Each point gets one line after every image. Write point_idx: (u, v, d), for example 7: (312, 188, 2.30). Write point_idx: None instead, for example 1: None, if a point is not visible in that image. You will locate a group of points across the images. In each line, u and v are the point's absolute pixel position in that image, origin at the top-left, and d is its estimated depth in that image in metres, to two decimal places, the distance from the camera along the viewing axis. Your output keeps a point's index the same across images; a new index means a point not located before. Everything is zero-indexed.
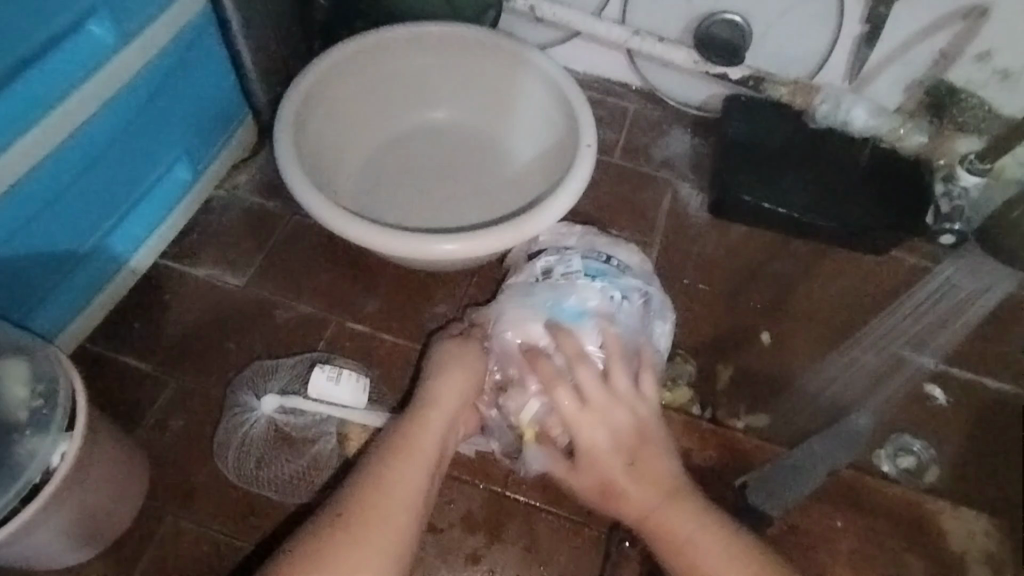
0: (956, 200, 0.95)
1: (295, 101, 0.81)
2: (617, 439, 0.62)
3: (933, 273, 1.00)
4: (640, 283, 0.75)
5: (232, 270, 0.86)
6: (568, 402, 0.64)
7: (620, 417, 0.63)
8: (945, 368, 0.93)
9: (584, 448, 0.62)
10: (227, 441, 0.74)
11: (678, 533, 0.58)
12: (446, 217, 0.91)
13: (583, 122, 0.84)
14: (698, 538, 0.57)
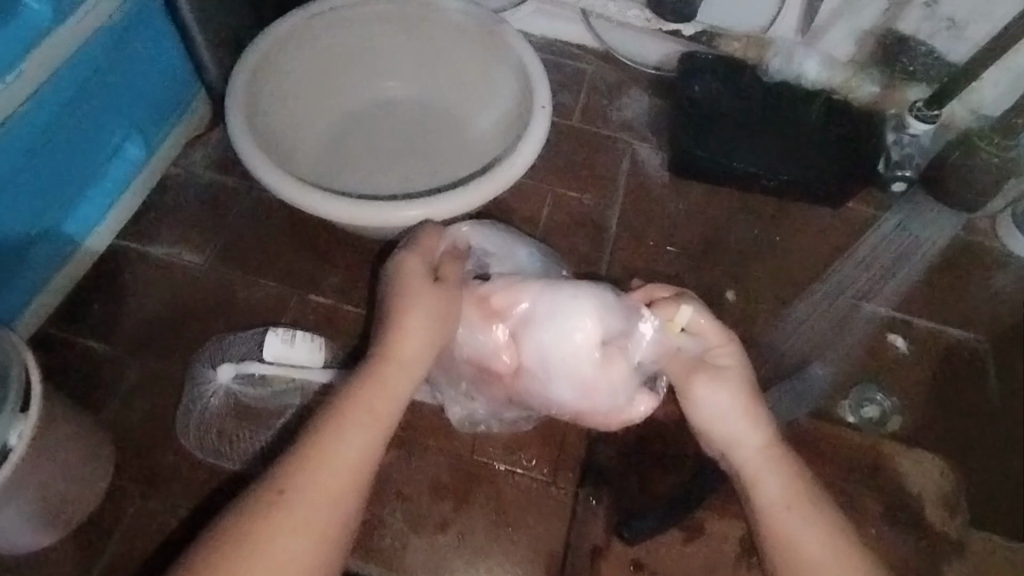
0: (906, 147, 0.96)
1: (245, 75, 0.80)
2: (750, 410, 0.58)
3: (885, 221, 1.02)
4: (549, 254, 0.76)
5: (190, 249, 0.86)
6: (706, 390, 0.59)
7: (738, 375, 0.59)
8: (899, 317, 0.95)
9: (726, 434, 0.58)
10: (188, 416, 0.75)
11: (774, 500, 0.55)
12: (406, 184, 0.90)
13: (537, 84, 0.84)
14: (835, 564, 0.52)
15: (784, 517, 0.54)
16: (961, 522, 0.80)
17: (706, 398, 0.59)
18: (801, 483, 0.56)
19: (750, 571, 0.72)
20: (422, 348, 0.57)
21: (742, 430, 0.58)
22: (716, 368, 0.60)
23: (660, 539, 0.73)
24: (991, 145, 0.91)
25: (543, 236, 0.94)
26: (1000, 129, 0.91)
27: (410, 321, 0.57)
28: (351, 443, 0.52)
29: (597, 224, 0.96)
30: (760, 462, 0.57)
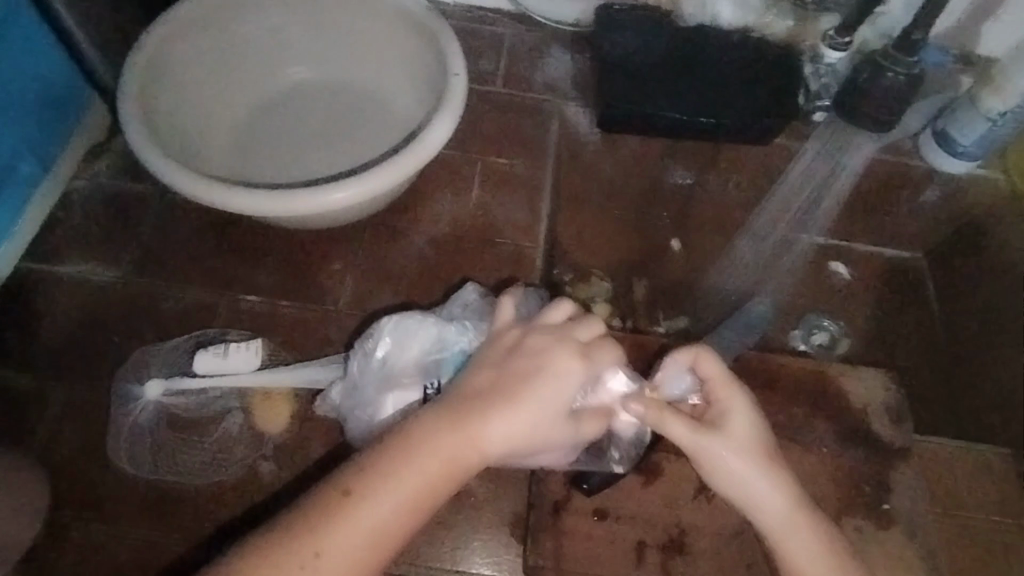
0: (823, 77, 0.98)
1: (138, 67, 0.78)
2: (774, 467, 0.57)
3: (802, 150, 1.03)
4: (402, 351, 0.69)
5: (107, 263, 0.84)
6: (713, 440, 0.57)
7: (751, 432, 0.58)
8: (833, 243, 0.98)
9: (752, 503, 0.56)
10: (116, 434, 0.73)
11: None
12: (322, 167, 0.88)
13: (450, 51, 0.83)
14: None
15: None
16: (907, 432, 0.82)
17: (725, 461, 0.57)
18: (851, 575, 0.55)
19: (709, 503, 0.75)
20: (546, 406, 0.53)
21: (766, 493, 0.56)
22: (722, 425, 0.58)
23: (621, 486, 0.75)
24: (896, 64, 0.92)
25: (478, 205, 0.92)
26: (898, 44, 0.92)
27: (532, 372, 0.54)
28: (408, 480, 0.50)
29: (531, 188, 0.94)
30: (793, 536, 0.55)
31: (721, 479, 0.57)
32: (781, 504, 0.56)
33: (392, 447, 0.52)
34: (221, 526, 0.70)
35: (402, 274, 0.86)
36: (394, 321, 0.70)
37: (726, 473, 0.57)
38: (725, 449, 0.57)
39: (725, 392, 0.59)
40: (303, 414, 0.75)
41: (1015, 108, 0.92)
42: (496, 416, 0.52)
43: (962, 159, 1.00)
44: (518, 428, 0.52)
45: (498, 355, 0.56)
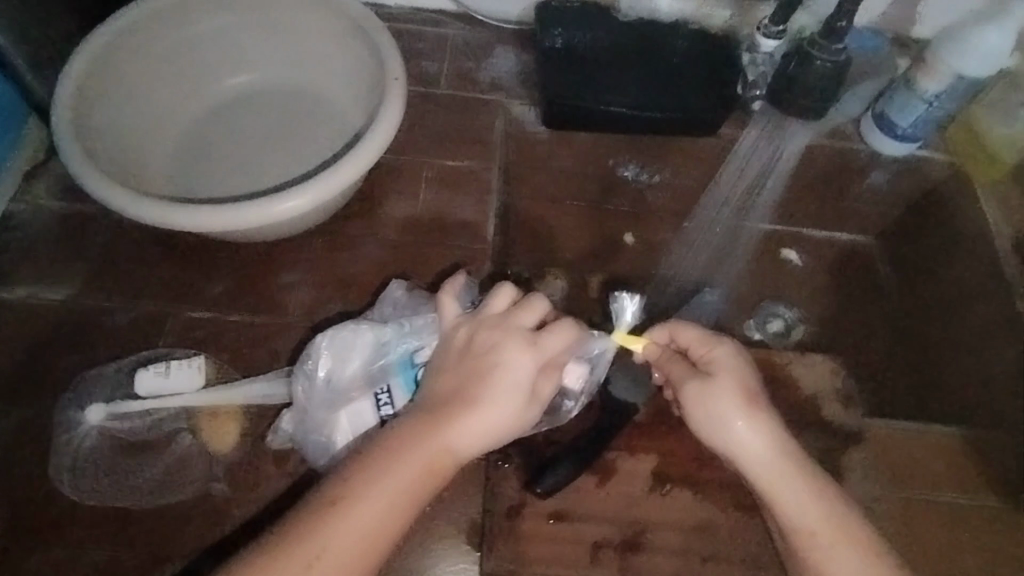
0: (760, 66, 0.96)
1: (70, 87, 0.76)
2: (748, 406, 0.67)
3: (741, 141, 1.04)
4: (343, 364, 0.69)
5: (47, 285, 0.82)
6: (691, 385, 0.69)
7: (741, 372, 0.69)
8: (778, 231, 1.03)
9: (731, 448, 0.67)
10: (60, 461, 0.72)
11: (803, 526, 0.63)
12: (266, 175, 0.87)
13: (389, 55, 0.82)
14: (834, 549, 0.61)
15: (809, 538, 0.62)
16: (857, 415, 0.84)
17: (711, 404, 0.68)
18: (835, 506, 0.64)
19: (665, 498, 0.76)
20: (505, 399, 0.61)
21: (747, 435, 0.66)
22: (709, 371, 0.69)
23: (576, 486, 0.75)
24: (822, 52, 0.83)
25: (427, 207, 0.90)
26: (823, 32, 0.83)
27: (489, 371, 0.62)
28: (393, 478, 0.57)
29: (478, 188, 0.92)
30: (776, 470, 0.65)
31: (710, 417, 0.68)
32: (759, 440, 0.66)
33: (374, 454, 0.59)
34: (167, 553, 0.69)
35: (351, 282, 0.84)
36: (328, 337, 0.70)
37: (710, 411, 0.68)
38: (713, 391, 0.68)
39: (708, 347, 0.70)
40: (253, 432, 0.74)
41: (950, 88, 0.94)
42: (465, 413, 0.60)
43: (903, 142, 1.01)
44: (486, 421, 0.60)
45: (456, 359, 0.64)
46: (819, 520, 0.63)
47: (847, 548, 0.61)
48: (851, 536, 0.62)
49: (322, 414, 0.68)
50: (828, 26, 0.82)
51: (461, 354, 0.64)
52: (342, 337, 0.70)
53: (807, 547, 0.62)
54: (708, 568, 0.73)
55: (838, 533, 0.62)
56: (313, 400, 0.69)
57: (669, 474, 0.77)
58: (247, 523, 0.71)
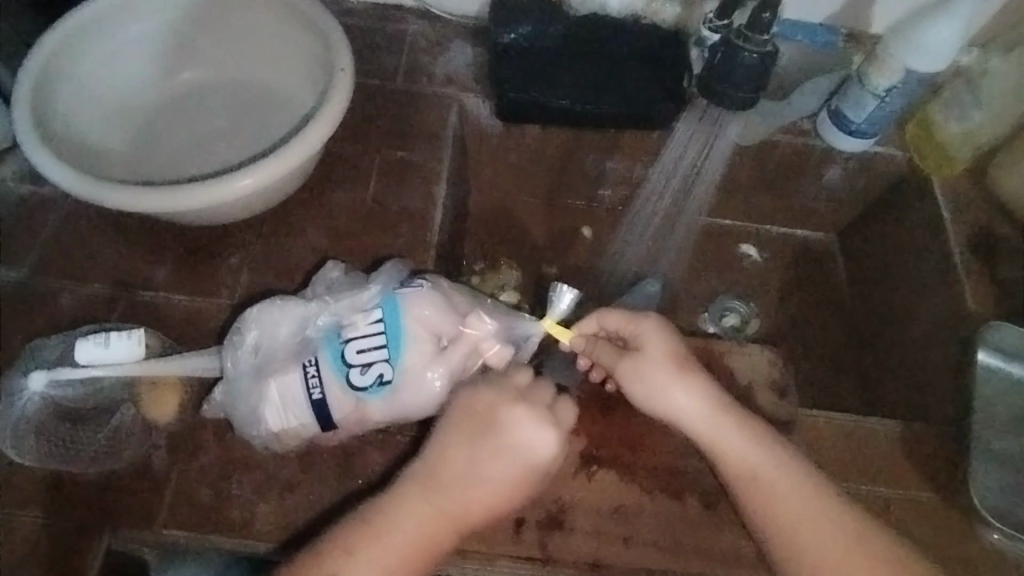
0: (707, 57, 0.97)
1: (30, 75, 0.81)
2: (681, 372, 0.72)
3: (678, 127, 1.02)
4: (270, 336, 0.74)
5: (8, 264, 0.87)
6: (616, 360, 0.74)
7: (662, 341, 0.73)
8: (734, 228, 1.13)
9: (670, 417, 0.72)
10: (2, 425, 0.75)
11: (749, 472, 0.69)
12: (220, 162, 0.91)
13: (337, 47, 0.86)
14: (807, 525, 0.66)
15: (757, 482, 0.69)
16: (790, 403, 0.86)
17: (651, 380, 0.72)
18: (772, 451, 0.70)
19: (590, 481, 0.77)
20: (514, 473, 0.67)
21: (687, 405, 0.72)
22: (639, 347, 0.74)
23: None
24: (749, 42, 0.83)
25: (375, 197, 0.93)
26: (748, 23, 0.83)
27: (500, 449, 0.67)
28: (411, 521, 0.66)
29: (426, 178, 0.95)
30: (737, 445, 0.70)
31: (651, 391, 0.73)
32: (696, 402, 0.72)
33: (391, 498, 0.67)
34: (104, 516, 0.73)
35: (296, 266, 0.88)
36: (256, 311, 0.75)
37: (649, 385, 0.73)
38: (648, 364, 0.72)
39: (634, 326, 0.74)
40: (192, 404, 0.78)
41: (901, 84, 0.94)
42: (473, 485, 0.67)
43: (856, 137, 1.01)
44: (516, 440, 0.67)
45: (457, 474, 0.67)
46: (761, 464, 0.69)
47: (797, 485, 0.68)
48: (794, 474, 0.69)
49: (248, 382, 0.73)
50: (752, 17, 0.82)
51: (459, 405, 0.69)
52: (272, 313, 0.75)
53: (760, 492, 0.68)
54: (628, 547, 0.74)
55: (783, 473, 0.69)
56: (242, 368, 0.73)
57: (595, 456, 0.79)
58: (181, 490, 0.74)
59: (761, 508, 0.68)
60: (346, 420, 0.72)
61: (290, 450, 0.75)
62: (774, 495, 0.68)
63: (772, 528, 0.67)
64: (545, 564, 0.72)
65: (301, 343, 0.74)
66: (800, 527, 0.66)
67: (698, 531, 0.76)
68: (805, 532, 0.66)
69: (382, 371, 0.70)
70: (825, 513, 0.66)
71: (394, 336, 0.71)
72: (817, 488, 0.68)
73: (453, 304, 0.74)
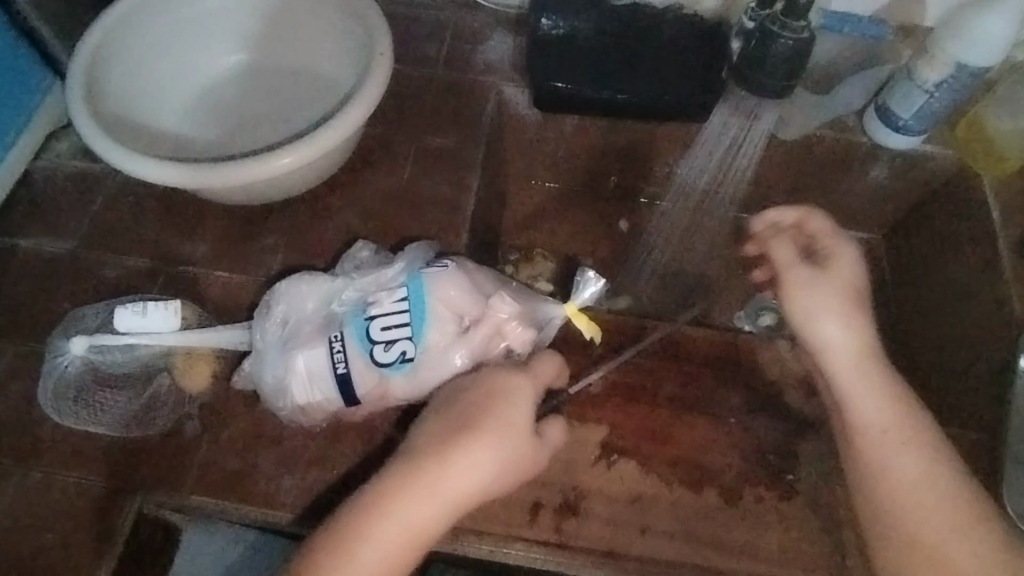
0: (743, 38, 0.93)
1: (86, 54, 0.85)
2: (858, 296, 0.69)
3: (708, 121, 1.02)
4: (299, 311, 0.76)
5: (61, 236, 0.91)
6: (802, 271, 0.70)
7: (848, 270, 0.70)
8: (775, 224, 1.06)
9: (817, 346, 0.69)
10: (47, 386, 0.80)
11: (877, 424, 0.66)
12: (261, 142, 0.94)
13: (377, 30, 0.87)
14: (914, 482, 0.63)
15: (881, 435, 0.65)
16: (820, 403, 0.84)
17: (808, 301, 0.69)
18: (905, 410, 0.66)
19: (609, 469, 0.77)
20: (496, 433, 0.65)
21: (835, 330, 0.68)
22: (833, 262, 0.70)
23: None
24: (785, 28, 0.80)
25: (409, 181, 0.94)
26: (784, 8, 0.80)
27: (480, 410, 0.66)
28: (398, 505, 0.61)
29: (460, 164, 0.95)
30: (856, 379, 0.67)
31: (803, 316, 0.69)
32: (847, 338, 0.68)
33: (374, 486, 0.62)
34: (137, 479, 0.76)
35: (329, 246, 0.90)
36: (286, 286, 0.78)
37: (808, 301, 0.69)
38: (846, 286, 0.69)
39: (834, 241, 0.71)
40: (224, 375, 0.80)
41: (950, 79, 0.90)
42: (457, 452, 0.63)
43: (904, 134, 0.98)
44: (512, 402, 0.66)
45: (436, 445, 0.64)
46: (890, 420, 0.65)
47: (907, 456, 0.64)
48: (919, 439, 0.65)
49: (275, 355, 0.74)
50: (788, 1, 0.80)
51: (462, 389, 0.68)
52: (301, 289, 0.77)
53: (880, 444, 0.65)
54: (645, 538, 0.74)
55: (904, 430, 0.65)
56: (272, 341, 0.75)
57: (616, 445, 0.78)
58: (211, 457, 0.76)
59: (871, 464, 0.65)
60: (369, 395, 0.73)
61: (316, 424, 0.77)
62: (878, 447, 0.65)
63: (874, 475, 0.64)
64: (560, 549, 0.73)
65: (326, 318, 0.75)
66: (909, 491, 0.63)
67: (717, 526, 0.75)
68: (914, 497, 0.62)
69: (405, 348, 0.71)
70: (935, 481, 0.63)
71: (418, 314, 0.72)
72: (928, 458, 0.64)
73: (478, 286, 0.74)
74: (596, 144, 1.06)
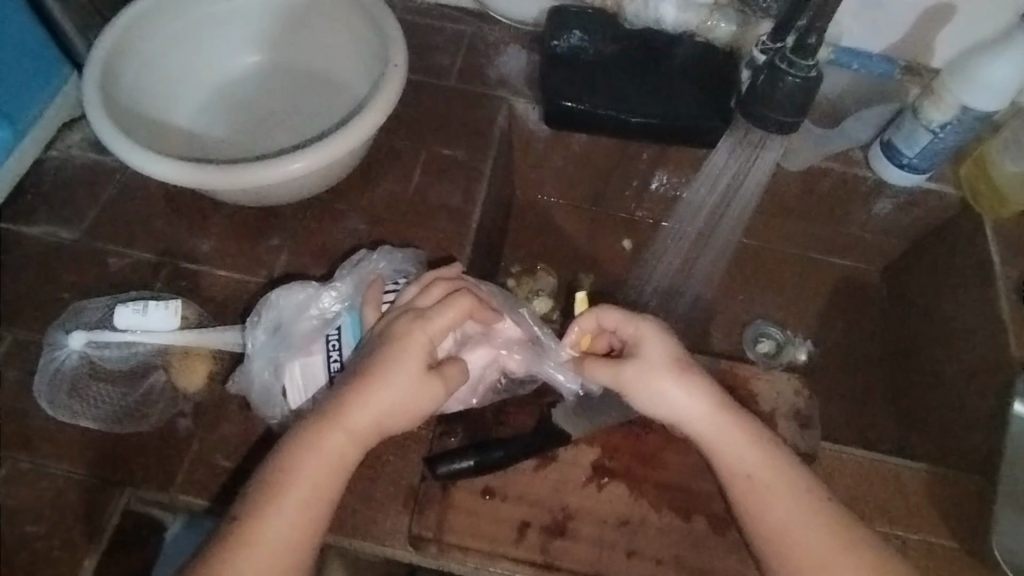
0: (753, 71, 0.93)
1: (103, 52, 0.86)
2: (671, 356, 0.71)
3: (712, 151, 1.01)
4: (288, 318, 0.78)
5: (66, 225, 0.92)
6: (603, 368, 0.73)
7: (669, 342, 0.72)
8: (756, 245, 1.12)
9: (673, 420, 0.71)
10: (41, 376, 0.80)
11: (743, 474, 0.67)
12: (270, 144, 0.94)
13: (393, 39, 0.87)
14: (795, 520, 0.65)
15: (756, 484, 0.66)
16: (812, 436, 0.84)
17: (645, 391, 0.71)
18: (774, 456, 0.68)
19: (599, 491, 0.77)
20: (402, 407, 0.66)
21: (685, 404, 0.70)
22: (638, 349, 0.72)
23: (514, 468, 0.78)
24: (793, 66, 0.81)
25: (416, 190, 0.94)
26: (794, 47, 0.81)
27: (393, 358, 0.66)
28: (282, 523, 0.61)
29: (469, 176, 0.96)
30: (725, 434, 0.69)
31: (652, 400, 0.71)
32: (698, 406, 0.69)
33: (251, 505, 0.62)
34: (125, 477, 0.76)
35: (333, 251, 0.90)
36: (278, 294, 0.79)
37: (652, 391, 0.70)
38: (650, 371, 0.71)
39: (633, 327, 0.73)
40: (220, 376, 0.80)
41: (955, 120, 0.91)
42: (321, 462, 0.64)
43: (906, 172, 0.97)
44: (418, 360, 0.67)
45: (345, 416, 0.65)
46: (757, 471, 0.67)
47: (782, 501, 0.65)
48: (787, 482, 0.66)
49: (267, 360, 0.76)
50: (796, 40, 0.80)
51: (384, 348, 0.67)
52: (291, 303, 0.79)
53: (752, 496, 0.66)
54: (631, 562, 0.74)
55: (777, 478, 0.66)
56: (264, 349, 0.77)
57: (608, 467, 0.79)
58: (202, 457, 0.76)
59: (753, 513, 0.66)
60: None
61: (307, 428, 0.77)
62: (750, 490, 0.66)
63: (759, 522, 0.66)
64: (548, 571, 0.73)
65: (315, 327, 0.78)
66: (791, 538, 0.64)
67: (704, 555, 0.75)
68: (795, 543, 0.64)
69: None
70: (806, 513, 0.65)
71: None
72: (790, 496, 0.66)
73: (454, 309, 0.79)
74: (604, 162, 1.06)
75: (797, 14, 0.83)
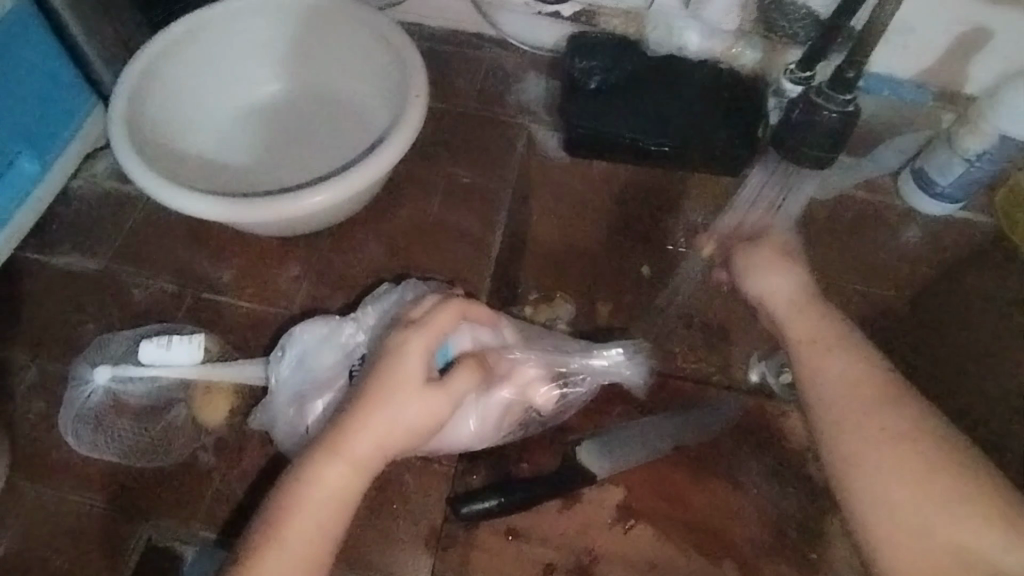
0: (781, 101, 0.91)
1: (134, 79, 0.86)
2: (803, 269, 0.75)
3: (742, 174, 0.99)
4: (311, 351, 0.78)
5: (90, 254, 0.92)
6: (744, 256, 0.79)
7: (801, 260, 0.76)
8: None
9: (769, 302, 0.74)
10: (68, 411, 0.80)
11: (841, 374, 0.66)
12: (291, 173, 0.94)
13: (415, 70, 0.87)
14: (878, 425, 0.63)
15: (844, 386, 0.66)
16: None
17: (762, 275, 0.75)
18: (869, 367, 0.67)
19: (625, 533, 0.76)
20: (401, 431, 0.63)
21: (782, 288, 0.74)
22: (780, 254, 0.77)
23: (538, 508, 0.76)
24: (830, 101, 0.79)
25: (437, 220, 0.93)
26: (831, 81, 0.79)
27: (389, 379, 0.64)
28: (283, 560, 0.59)
29: (491, 205, 0.95)
30: (822, 328, 0.70)
31: (763, 284, 0.75)
32: (797, 291, 0.73)
33: (253, 543, 0.60)
34: (147, 512, 0.75)
35: (354, 282, 0.89)
36: (302, 329, 0.79)
37: (768, 275, 0.75)
38: (777, 265, 0.75)
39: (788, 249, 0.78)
40: (242, 411, 0.80)
41: (990, 150, 0.89)
42: (322, 494, 0.61)
43: (939, 200, 0.97)
44: (411, 380, 0.64)
45: (342, 444, 0.62)
46: (855, 371, 0.66)
47: (876, 407, 0.64)
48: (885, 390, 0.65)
49: (290, 396, 0.76)
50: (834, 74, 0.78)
51: (380, 372, 0.65)
52: (315, 335, 0.79)
53: (840, 398, 0.65)
54: None
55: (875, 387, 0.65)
56: (287, 383, 0.77)
57: (634, 508, 0.77)
58: (222, 494, 0.76)
59: (834, 414, 0.65)
60: None
61: None
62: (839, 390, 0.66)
63: (841, 420, 0.65)
64: None
65: (338, 361, 0.77)
66: (875, 444, 0.62)
67: None
68: (874, 449, 0.62)
69: None
70: (896, 429, 0.63)
71: None
72: (890, 407, 0.64)
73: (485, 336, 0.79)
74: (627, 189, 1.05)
75: (827, 43, 0.81)
